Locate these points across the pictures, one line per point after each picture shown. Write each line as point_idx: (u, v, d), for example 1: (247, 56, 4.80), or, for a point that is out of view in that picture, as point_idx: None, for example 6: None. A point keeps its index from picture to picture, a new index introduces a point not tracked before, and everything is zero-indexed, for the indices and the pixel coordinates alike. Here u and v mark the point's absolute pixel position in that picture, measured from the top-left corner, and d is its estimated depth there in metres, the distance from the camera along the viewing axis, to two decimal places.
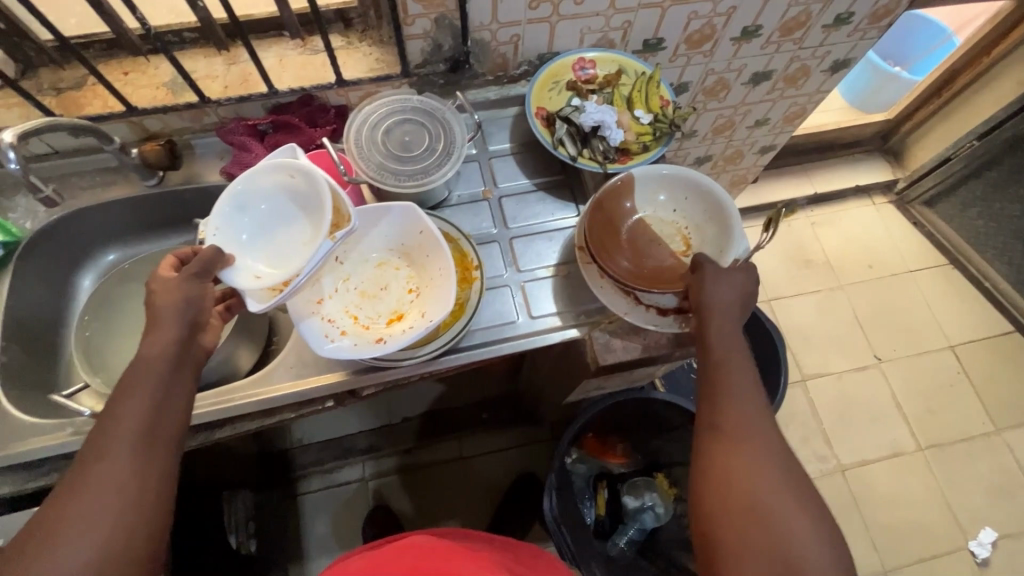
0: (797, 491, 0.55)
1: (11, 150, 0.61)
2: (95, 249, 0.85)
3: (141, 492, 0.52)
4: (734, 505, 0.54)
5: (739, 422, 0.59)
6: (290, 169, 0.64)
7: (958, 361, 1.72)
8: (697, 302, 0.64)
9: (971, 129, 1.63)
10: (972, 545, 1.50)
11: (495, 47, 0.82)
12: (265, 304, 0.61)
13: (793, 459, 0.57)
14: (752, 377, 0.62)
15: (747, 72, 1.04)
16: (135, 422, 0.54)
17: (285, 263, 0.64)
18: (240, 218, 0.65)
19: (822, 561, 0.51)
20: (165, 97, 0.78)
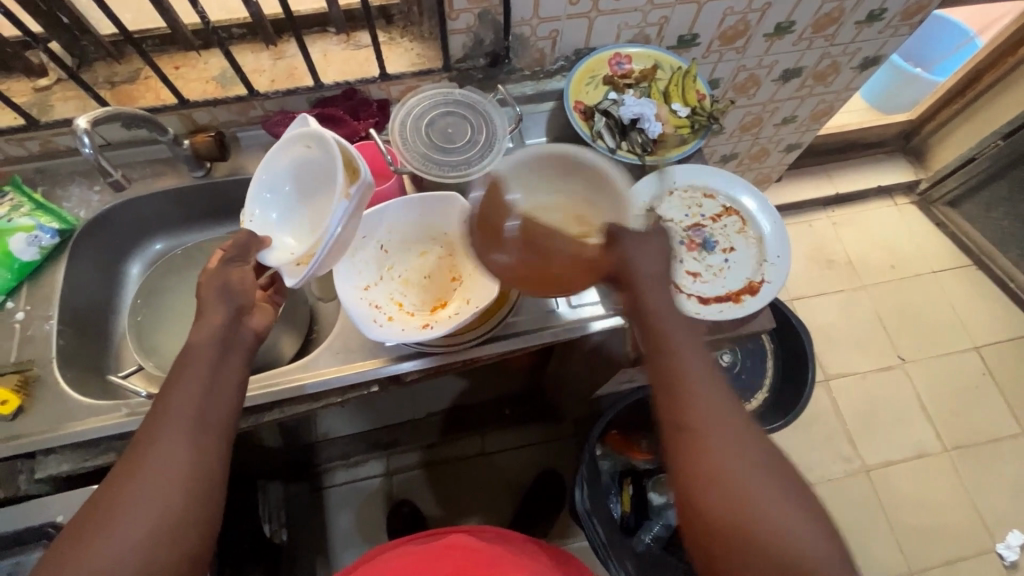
0: (777, 477, 0.50)
1: (86, 136, 0.63)
2: (144, 238, 0.88)
3: (191, 488, 0.48)
4: (722, 511, 0.48)
5: (708, 417, 0.51)
6: (304, 143, 0.66)
7: (983, 361, 1.71)
8: (623, 272, 0.57)
9: (995, 129, 1.62)
10: (1000, 548, 1.48)
11: (534, 42, 0.84)
12: (295, 277, 0.62)
13: (763, 438, 0.52)
14: (707, 356, 0.55)
15: (779, 68, 1.05)
16: (185, 412, 0.50)
17: (312, 233, 0.66)
18: (275, 200, 0.70)
19: (820, 543, 0.47)
20: (215, 90, 0.80)
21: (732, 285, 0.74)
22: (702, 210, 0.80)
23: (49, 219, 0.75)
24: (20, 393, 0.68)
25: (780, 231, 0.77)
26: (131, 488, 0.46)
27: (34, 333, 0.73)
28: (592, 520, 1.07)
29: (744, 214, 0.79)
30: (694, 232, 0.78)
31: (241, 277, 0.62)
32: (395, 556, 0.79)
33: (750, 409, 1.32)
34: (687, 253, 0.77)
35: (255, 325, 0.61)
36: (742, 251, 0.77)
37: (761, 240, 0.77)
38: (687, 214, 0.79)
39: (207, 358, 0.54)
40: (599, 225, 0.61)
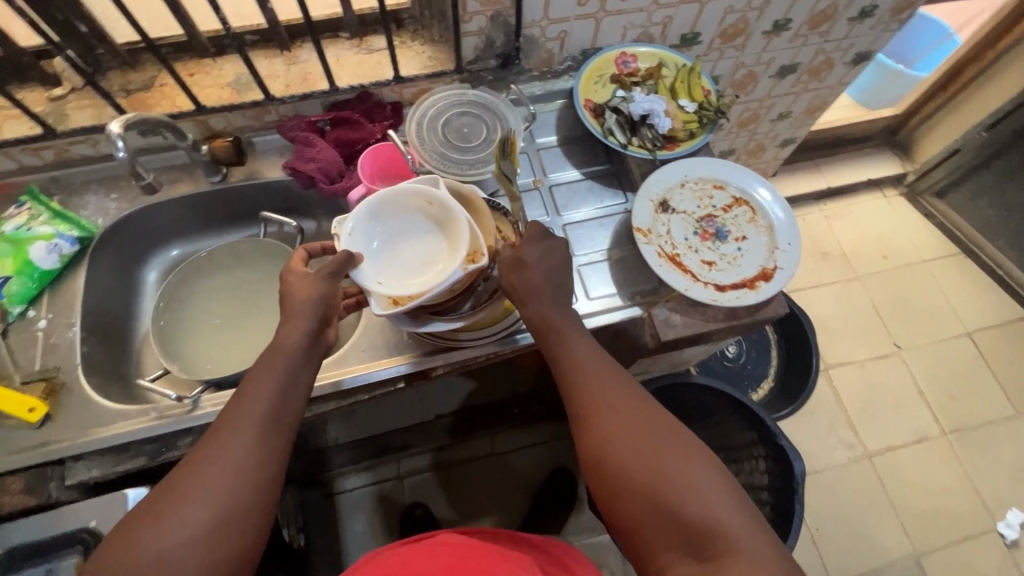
0: (664, 441, 0.55)
1: (120, 140, 0.64)
2: (161, 244, 0.88)
3: (255, 488, 0.50)
4: (610, 484, 0.55)
5: (591, 395, 0.59)
6: (430, 194, 0.65)
7: (976, 346, 1.75)
8: (513, 291, 0.65)
9: (978, 121, 1.68)
10: (1001, 527, 1.52)
11: (543, 42, 0.86)
12: (387, 312, 0.62)
13: (649, 409, 0.58)
14: (592, 346, 0.64)
15: (775, 65, 1.08)
16: (262, 408, 0.53)
17: (408, 276, 0.64)
18: (376, 226, 0.65)
19: (712, 496, 0.51)
20: (230, 96, 0.81)
21: (747, 272, 0.77)
22: (713, 202, 0.82)
23: (68, 227, 0.75)
24: (47, 401, 0.68)
25: (790, 219, 0.79)
26: (200, 477, 0.48)
27: (57, 340, 0.73)
28: None
29: (753, 204, 0.81)
30: (706, 222, 0.80)
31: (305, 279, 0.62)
32: (386, 555, 0.70)
33: (757, 398, 1.35)
34: (700, 243, 0.79)
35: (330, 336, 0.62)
36: (754, 239, 0.79)
37: (771, 229, 0.80)
38: (699, 205, 0.81)
39: (291, 358, 0.57)
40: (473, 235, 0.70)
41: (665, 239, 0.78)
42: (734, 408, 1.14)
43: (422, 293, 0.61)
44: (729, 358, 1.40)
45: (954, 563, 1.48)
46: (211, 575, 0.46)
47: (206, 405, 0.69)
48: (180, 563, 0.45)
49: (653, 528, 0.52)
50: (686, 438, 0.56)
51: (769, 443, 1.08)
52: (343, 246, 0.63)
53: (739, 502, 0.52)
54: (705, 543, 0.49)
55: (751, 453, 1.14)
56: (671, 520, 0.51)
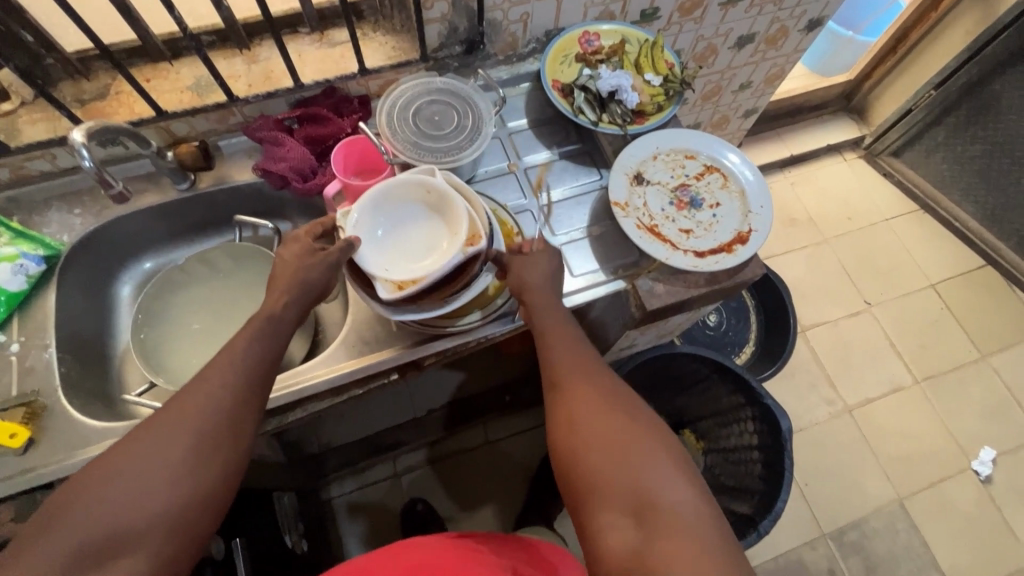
0: (630, 416, 0.58)
1: (84, 148, 0.62)
2: (132, 258, 0.86)
3: (220, 457, 0.53)
4: (572, 448, 0.57)
5: (568, 367, 0.63)
6: (428, 182, 0.69)
7: (940, 297, 1.83)
8: (518, 287, 0.69)
9: (928, 80, 1.75)
10: (975, 465, 1.61)
11: (506, 26, 0.86)
12: (395, 294, 0.65)
13: (621, 390, 0.61)
14: (578, 337, 0.67)
15: (733, 36, 1.10)
16: (245, 372, 0.58)
17: (413, 261, 0.68)
18: (376, 216, 0.69)
19: (668, 469, 0.53)
20: (191, 100, 0.79)
21: (723, 237, 0.78)
22: (685, 170, 0.83)
23: (33, 246, 0.73)
24: (29, 425, 0.66)
25: (760, 181, 0.82)
26: (179, 434, 0.52)
27: (33, 363, 0.71)
28: None
29: (724, 170, 0.83)
30: (681, 191, 0.82)
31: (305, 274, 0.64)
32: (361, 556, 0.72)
33: (741, 362, 1.39)
34: (677, 213, 0.80)
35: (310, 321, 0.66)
36: (727, 205, 0.81)
37: (743, 193, 0.82)
38: (672, 175, 0.83)
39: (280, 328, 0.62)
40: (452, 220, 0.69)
41: (643, 211, 0.80)
42: (720, 373, 1.18)
43: (427, 276, 0.65)
44: (710, 327, 1.43)
45: (935, 503, 1.56)
46: (167, 531, 0.49)
47: None
48: (144, 515, 0.49)
49: (601, 493, 0.53)
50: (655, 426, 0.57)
51: (755, 404, 1.11)
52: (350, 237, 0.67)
53: (695, 491, 0.52)
54: (647, 508, 0.50)
55: (740, 416, 1.18)
56: (625, 485, 0.52)
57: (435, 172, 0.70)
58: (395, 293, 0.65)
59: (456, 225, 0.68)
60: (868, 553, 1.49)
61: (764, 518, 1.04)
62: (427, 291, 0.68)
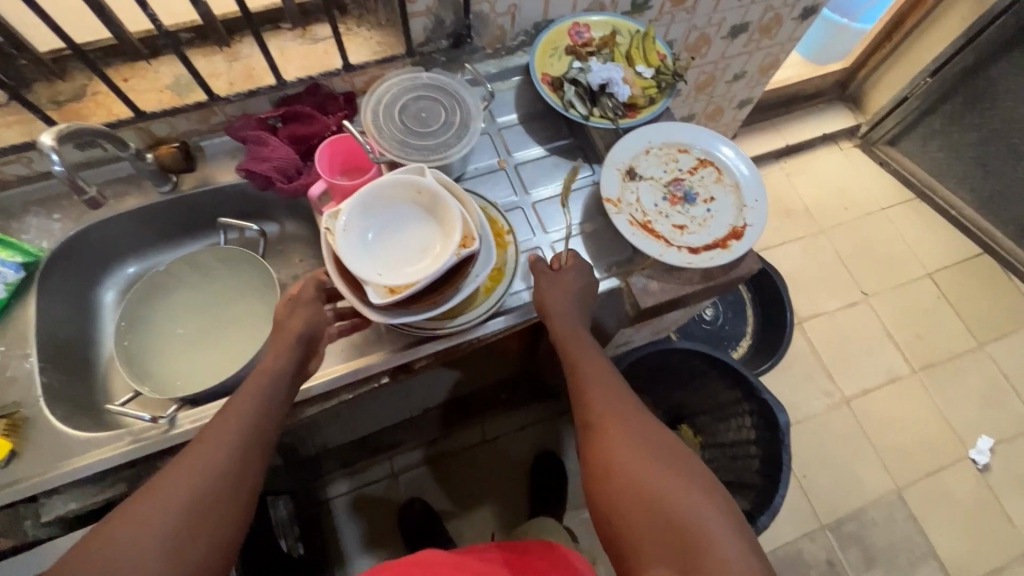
0: (666, 457, 0.59)
1: (54, 152, 0.60)
2: (115, 262, 0.84)
3: (229, 500, 0.56)
4: (610, 490, 0.59)
5: (601, 407, 0.65)
6: (418, 184, 0.67)
7: (936, 286, 1.83)
8: (541, 309, 0.71)
9: (924, 67, 1.73)
10: (972, 453, 1.61)
11: (494, 19, 0.84)
12: (389, 299, 0.64)
13: (656, 428, 0.63)
14: (609, 372, 0.69)
15: (727, 25, 1.08)
16: (253, 414, 0.60)
17: (405, 266, 0.67)
18: (367, 219, 0.67)
19: (707, 512, 0.54)
20: (171, 100, 0.77)
21: (718, 232, 0.76)
22: (678, 165, 0.81)
23: (11, 253, 0.71)
24: (10, 437, 0.65)
25: (754, 175, 0.80)
26: (192, 477, 0.55)
27: (14, 373, 0.69)
28: None
29: (718, 164, 0.81)
30: (674, 186, 0.80)
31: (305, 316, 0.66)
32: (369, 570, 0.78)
33: (737, 356, 1.38)
34: (670, 208, 0.78)
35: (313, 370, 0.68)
36: (721, 199, 0.79)
37: (737, 187, 0.80)
38: (665, 170, 0.81)
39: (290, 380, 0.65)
40: (444, 220, 0.68)
41: (636, 207, 0.78)
42: (717, 368, 1.17)
43: (421, 280, 0.64)
44: (707, 321, 1.41)
45: (933, 493, 1.56)
46: None
47: (184, 423, 0.66)
48: (154, 561, 0.50)
49: (645, 537, 0.55)
50: (690, 467, 0.59)
51: (753, 399, 1.11)
52: (339, 241, 0.65)
53: (735, 532, 0.54)
54: (689, 552, 0.52)
55: (737, 411, 1.18)
56: (667, 528, 0.54)
57: (425, 172, 0.68)
58: (388, 298, 0.63)
59: (450, 225, 0.67)
60: (867, 544, 1.49)
61: (762, 513, 1.04)
62: (420, 296, 0.67)
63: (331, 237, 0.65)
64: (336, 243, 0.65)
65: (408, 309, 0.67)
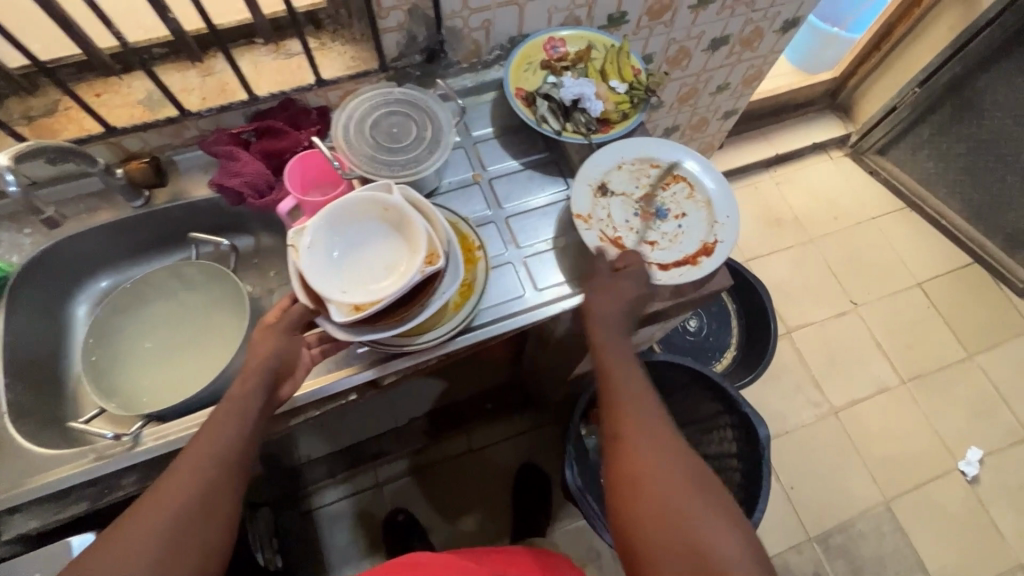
0: (698, 481, 0.56)
1: (9, 172, 0.61)
2: (87, 276, 0.84)
3: (206, 531, 0.55)
4: (635, 506, 0.55)
5: (632, 416, 0.61)
6: (385, 202, 0.68)
7: (926, 295, 1.82)
8: (589, 311, 0.69)
9: (913, 77, 1.73)
10: (962, 465, 1.60)
11: (468, 34, 0.84)
12: (352, 317, 0.64)
13: (689, 448, 0.60)
14: (643, 379, 0.65)
15: (706, 38, 1.08)
16: (227, 443, 0.59)
17: (371, 283, 0.67)
18: (333, 236, 0.68)
19: (735, 546, 0.52)
20: (143, 115, 0.77)
21: (688, 249, 0.76)
22: (651, 180, 0.81)
23: None
24: None
25: (727, 191, 0.80)
26: (167, 511, 0.53)
27: None
28: (589, 498, 1.04)
29: (691, 179, 0.81)
30: (646, 202, 0.80)
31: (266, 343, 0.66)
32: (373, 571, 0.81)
33: (721, 368, 1.37)
34: (641, 224, 0.78)
35: (283, 395, 0.68)
36: (693, 215, 0.79)
37: (709, 203, 0.80)
38: (637, 186, 0.81)
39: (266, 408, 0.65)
40: (411, 237, 0.67)
41: (606, 224, 0.78)
42: (699, 381, 1.16)
43: (385, 298, 0.64)
44: (691, 332, 1.43)
45: (921, 505, 1.55)
46: None
47: (148, 440, 0.66)
48: None
49: (668, 557, 0.52)
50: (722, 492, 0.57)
51: (734, 412, 1.11)
52: (303, 260, 0.66)
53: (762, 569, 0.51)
54: None
55: (718, 423, 1.17)
56: (692, 556, 0.51)
57: (392, 189, 0.68)
58: (351, 317, 0.64)
59: (416, 242, 0.66)
60: (854, 556, 1.48)
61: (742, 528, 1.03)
62: (384, 312, 0.67)
63: (296, 254, 0.66)
64: (300, 263, 0.65)
65: (372, 325, 0.67)
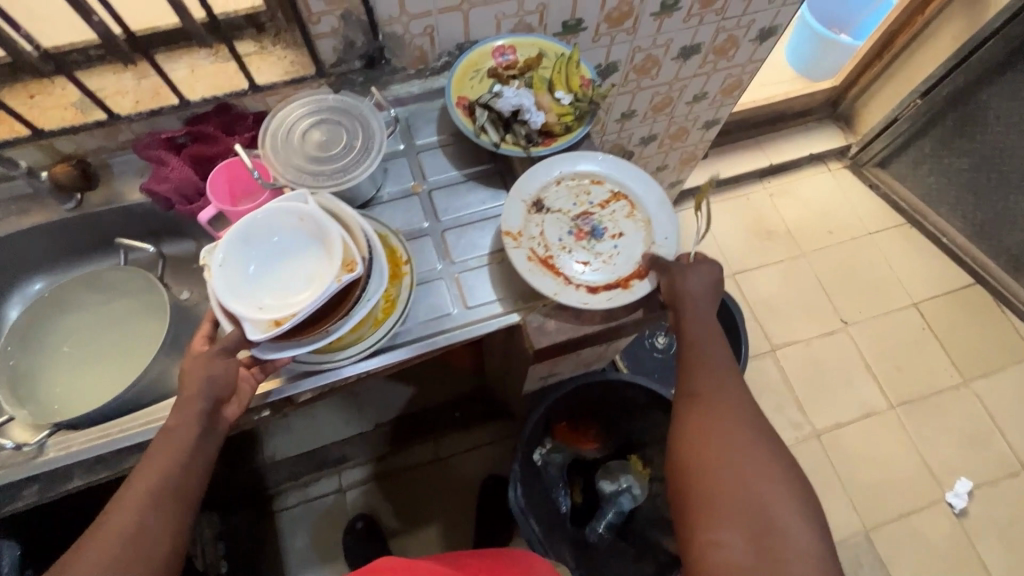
0: (767, 450, 0.62)
1: None
2: (20, 279, 0.85)
3: (146, 565, 0.54)
4: (701, 462, 0.63)
5: (710, 387, 0.67)
6: (303, 211, 0.64)
7: (922, 316, 1.74)
8: (675, 291, 0.71)
9: (914, 88, 1.66)
10: (949, 497, 1.52)
11: (410, 40, 0.81)
12: (268, 334, 0.60)
13: (763, 422, 0.65)
14: (726, 353, 0.70)
15: (675, 46, 1.04)
16: (164, 474, 0.57)
17: (288, 297, 0.63)
18: (248, 251, 0.64)
19: (792, 511, 0.59)
20: (74, 117, 0.76)
21: (622, 271, 0.74)
22: (590, 198, 0.78)
23: None
24: None
25: (668, 210, 0.76)
26: (109, 544, 0.53)
27: None
28: (529, 519, 1.07)
29: (632, 197, 0.78)
30: (582, 220, 0.77)
31: (218, 369, 0.62)
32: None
33: None
34: (575, 243, 0.76)
35: (228, 416, 0.64)
36: (631, 235, 0.76)
37: (649, 222, 0.77)
38: (575, 203, 0.78)
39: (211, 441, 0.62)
40: (329, 245, 0.63)
41: (538, 241, 0.75)
42: (657, 402, 1.16)
43: (300, 311, 0.60)
44: (659, 349, 1.36)
45: (903, 536, 1.48)
46: None
47: (51, 450, 0.65)
48: None
49: (726, 504, 0.59)
50: (794, 474, 0.62)
51: None
52: (214, 278, 0.62)
53: (810, 527, 0.58)
54: (764, 535, 0.57)
55: None
56: (749, 509, 0.59)
57: (308, 197, 0.65)
58: (266, 333, 0.59)
59: (333, 250, 0.62)
60: None
61: None
62: (304, 325, 0.63)
63: (208, 273, 0.62)
64: (210, 281, 0.62)
65: (293, 339, 0.63)
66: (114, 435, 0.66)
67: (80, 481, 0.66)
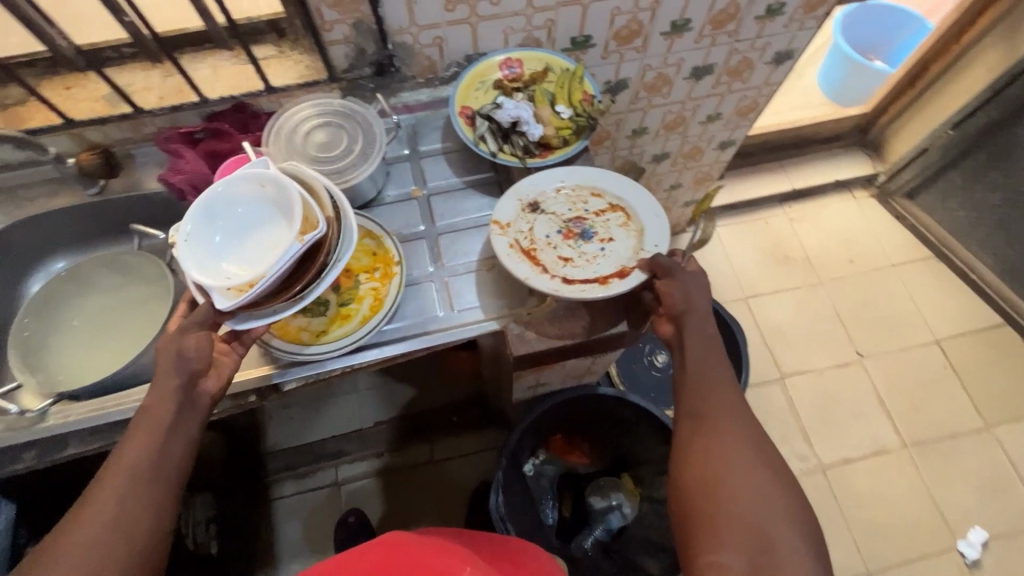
0: (769, 474, 0.62)
1: None
2: (45, 257, 0.91)
3: (129, 538, 0.56)
4: (702, 480, 0.62)
5: (714, 407, 0.67)
6: (263, 177, 0.66)
7: (944, 355, 1.67)
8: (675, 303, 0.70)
9: (945, 119, 1.61)
10: (961, 545, 1.45)
11: (419, 50, 0.84)
12: (235, 300, 0.61)
13: (767, 446, 0.65)
14: (729, 375, 0.70)
15: (687, 66, 1.04)
16: (144, 453, 0.60)
17: (256, 264, 0.65)
18: (213, 223, 0.66)
19: (794, 537, 0.57)
20: (104, 109, 0.82)
21: (603, 269, 0.74)
22: (586, 206, 0.79)
23: None
24: None
25: (662, 222, 0.76)
26: (94, 519, 0.56)
27: None
28: (507, 526, 1.07)
29: (629, 209, 0.79)
30: (575, 223, 0.78)
31: (189, 343, 0.64)
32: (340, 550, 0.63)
33: None
34: (563, 242, 0.77)
35: (209, 388, 0.66)
36: (621, 242, 0.76)
37: (642, 232, 0.77)
38: (570, 208, 0.79)
39: (191, 416, 0.64)
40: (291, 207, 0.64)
41: (525, 234, 0.76)
42: (647, 420, 1.15)
43: (263, 275, 0.62)
44: (658, 367, 1.36)
45: None
46: None
47: (51, 418, 0.70)
48: None
49: (726, 524, 0.59)
50: (796, 501, 0.61)
51: None
52: (182, 251, 0.65)
53: (809, 554, 0.57)
54: (763, 556, 0.56)
55: None
56: (749, 531, 0.58)
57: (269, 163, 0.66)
58: (233, 299, 0.61)
59: (292, 211, 0.63)
60: None
61: None
62: (273, 291, 0.64)
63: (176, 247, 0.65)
64: (180, 254, 0.65)
65: (262, 306, 0.64)
66: (109, 407, 0.69)
67: (74, 449, 0.70)
